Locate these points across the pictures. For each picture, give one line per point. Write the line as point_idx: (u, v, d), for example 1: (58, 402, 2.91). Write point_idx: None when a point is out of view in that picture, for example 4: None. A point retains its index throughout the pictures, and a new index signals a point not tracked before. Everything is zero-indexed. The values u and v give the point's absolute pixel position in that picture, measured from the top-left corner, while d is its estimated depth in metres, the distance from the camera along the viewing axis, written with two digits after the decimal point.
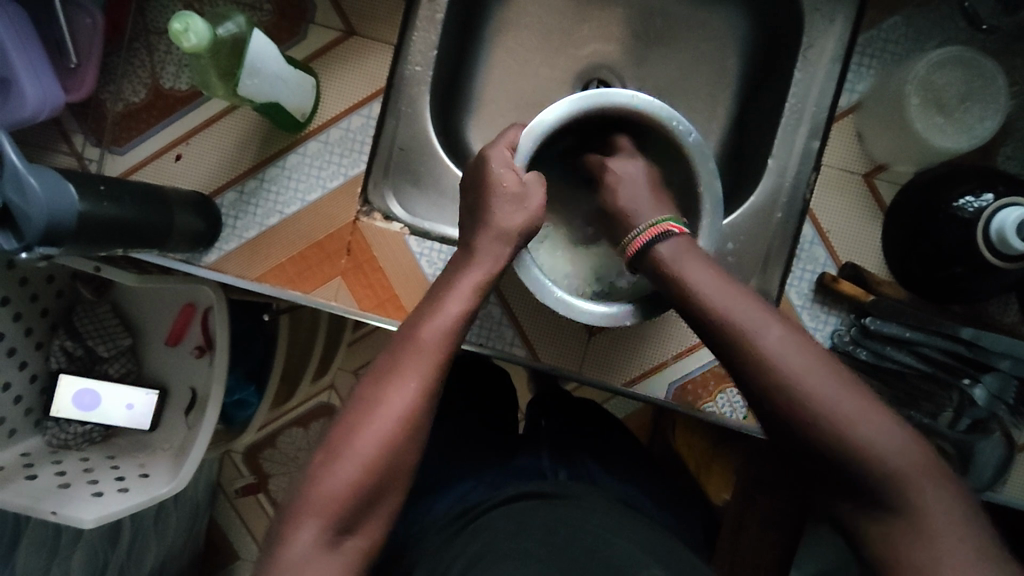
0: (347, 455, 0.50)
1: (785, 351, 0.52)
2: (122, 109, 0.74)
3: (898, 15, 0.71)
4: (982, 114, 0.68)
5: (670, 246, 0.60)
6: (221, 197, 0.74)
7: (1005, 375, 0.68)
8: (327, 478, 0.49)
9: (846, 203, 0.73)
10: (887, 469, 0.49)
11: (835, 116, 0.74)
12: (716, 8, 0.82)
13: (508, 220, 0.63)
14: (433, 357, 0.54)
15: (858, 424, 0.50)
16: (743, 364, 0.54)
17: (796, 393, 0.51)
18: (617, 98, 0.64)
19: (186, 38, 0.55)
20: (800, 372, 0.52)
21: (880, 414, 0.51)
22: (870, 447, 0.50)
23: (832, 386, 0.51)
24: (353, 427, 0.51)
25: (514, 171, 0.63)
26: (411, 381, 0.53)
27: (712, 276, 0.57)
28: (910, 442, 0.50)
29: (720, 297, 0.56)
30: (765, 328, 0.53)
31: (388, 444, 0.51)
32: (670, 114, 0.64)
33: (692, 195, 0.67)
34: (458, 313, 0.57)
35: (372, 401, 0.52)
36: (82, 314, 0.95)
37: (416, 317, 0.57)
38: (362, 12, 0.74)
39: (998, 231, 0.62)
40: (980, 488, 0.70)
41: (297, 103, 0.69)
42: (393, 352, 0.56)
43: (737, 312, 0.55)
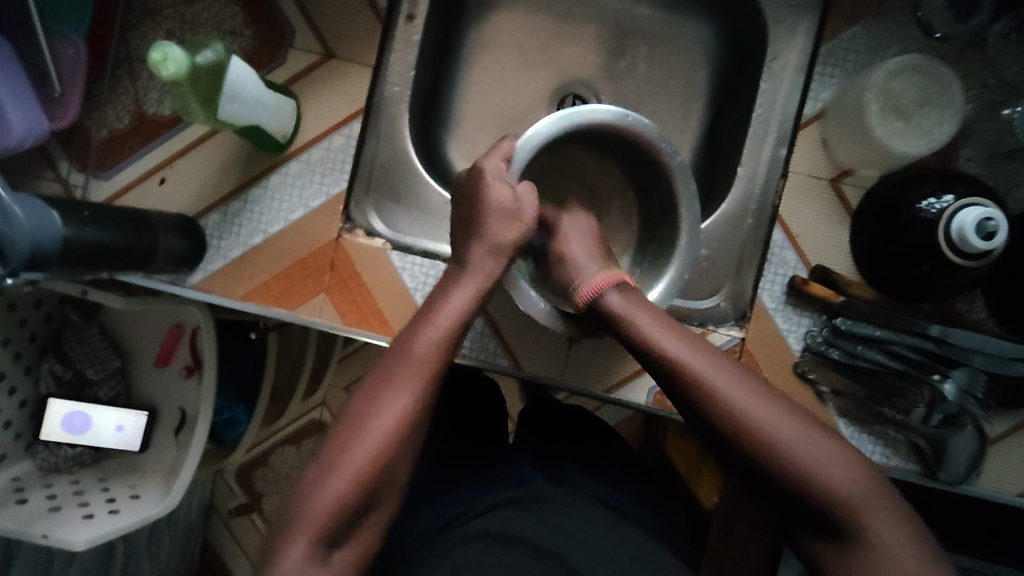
0: (330, 467, 0.51)
1: (739, 396, 0.51)
2: (105, 135, 0.75)
3: (858, 25, 0.74)
4: (940, 120, 0.70)
5: (617, 294, 0.60)
6: (206, 218, 0.76)
7: (975, 371, 0.71)
8: (316, 488, 0.50)
9: (814, 208, 0.75)
10: (847, 504, 0.49)
11: (800, 125, 0.76)
12: (686, 23, 0.85)
13: (485, 234, 0.64)
14: (416, 369, 0.55)
15: (814, 460, 0.50)
16: (699, 414, 0.53)
17: (754, 441, 0.50)
18: (597, 114, 0.66)
19: (165, 67, 0.57)
20: (757, 418, 0.51)
21: (839, 456, 0.50)
22: (828, 484, 0.49)
23: (787, 426, 0.50)
24: (345, 440, 0.52)
25: (507, 184, 0.65)
26: (395, 394, 0.54)
27: (660, 323, 0.57)
28: (868, 481, 0.50)
29: (670, 347, 0.55)
30: (716, 373, 0.53)
31: (380, 457, 0.52)
32: (655, 131, 0.66)
33: (672, 206, 0.69)
34: (442, 327, 0.58)
35: (364, 413, 0.53)
36: (72, 339, 0.96)
37: (409, 332, 0.59)
38: (340, 35, 0.76)
39: (959, 232, 0.63)
40: (954, 481, 0.72)
41: (278, 125, 0.71)
42: (378, 366, 0.57)
43: (689, 359, 0.54)
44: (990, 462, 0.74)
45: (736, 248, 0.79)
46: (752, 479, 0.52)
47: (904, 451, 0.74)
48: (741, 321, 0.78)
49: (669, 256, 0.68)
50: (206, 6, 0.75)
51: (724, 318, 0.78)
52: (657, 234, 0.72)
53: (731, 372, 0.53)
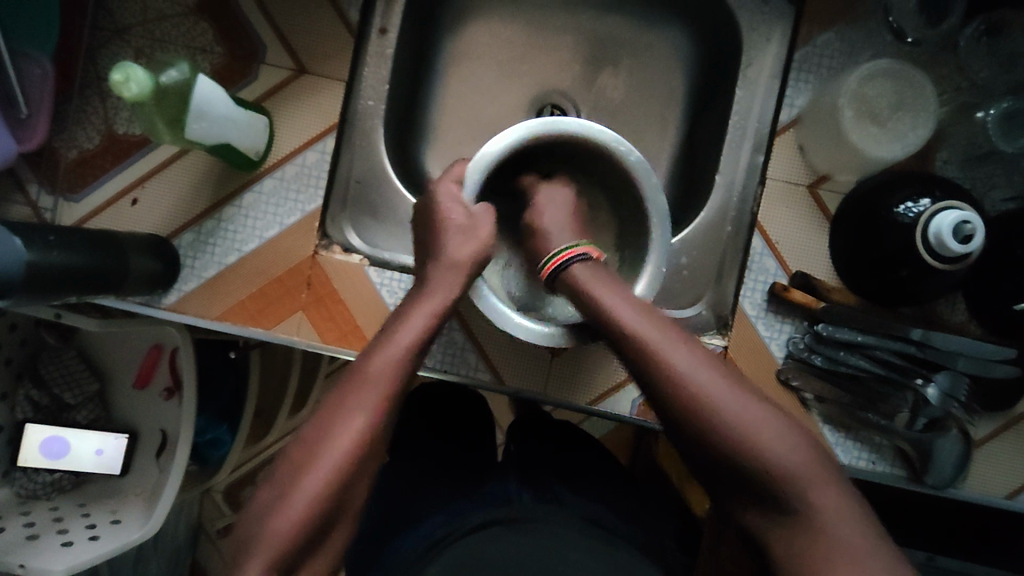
0: (292, 489, 0.50)
1: (692, 370, 0.53)
2: (76, 156, 0.74)
3: (832, 31, 0.73)
4: (914, 122, 0.69)
5: (583, 268, 0.61)
6: (179, 238, 0.75)
7: (956, 374, 0.71)
8: (271, 512, 0.49)
9: (793, 214, 0.74)
10: (782, 473, 0.50)
11: (776, 131, 0.75)
12: (662, 30, 0.84)
13: (457, 247, 0.63)
14: (377, 386, 0.55)
15: (757, 432, 0.51)
16: (647, 378, 0.54)
17: (697, 408, 0.52)
18: (557, 124, 0.65)
19: (127, 88, 0.56)
20: (700, 384, 0.52)
21: (776, 423, 0.51)
22: (766, 454, 0.50)
23: (736, 400, 0.52)
24: (303, 461, 0.51)
25: (460, 204, 0.65)
26: (353, 412, 0.53)
27: (623, 297, 0.58)
28: (803, 449, 0.51)
29: (624, 313, 0.56)
30: (673, 348, 0.54)
31: (337, 478, 0.51)
32: (612, 139, 0.65)
33: (642, 217, 0.68)
34: (404, 342, 0.58)
35: (323, 431, 0.52)
36: (49, 362, 0.95)
37: (368, 348, 0.58)
38: (312, 51, 0.75)
39: (936, 234, 0.63)
40: (941, 486, 0.71)
41: (250, 143, 0.70)
42: (338, 386, 0.56)
43: (646, 333, 0.55)
44: (976, 465, 0.73)
45: (715, 257, 0.79)
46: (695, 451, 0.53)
47: (890, 456, 0.73)
48: (723, 329, 0.77)
49: (642, 262, 0.67)
50: (175, 23, 0.74)
51: (707, 327, 0.78)
52: (631, 248, 0.71)
53: (687, 348, 0.55)
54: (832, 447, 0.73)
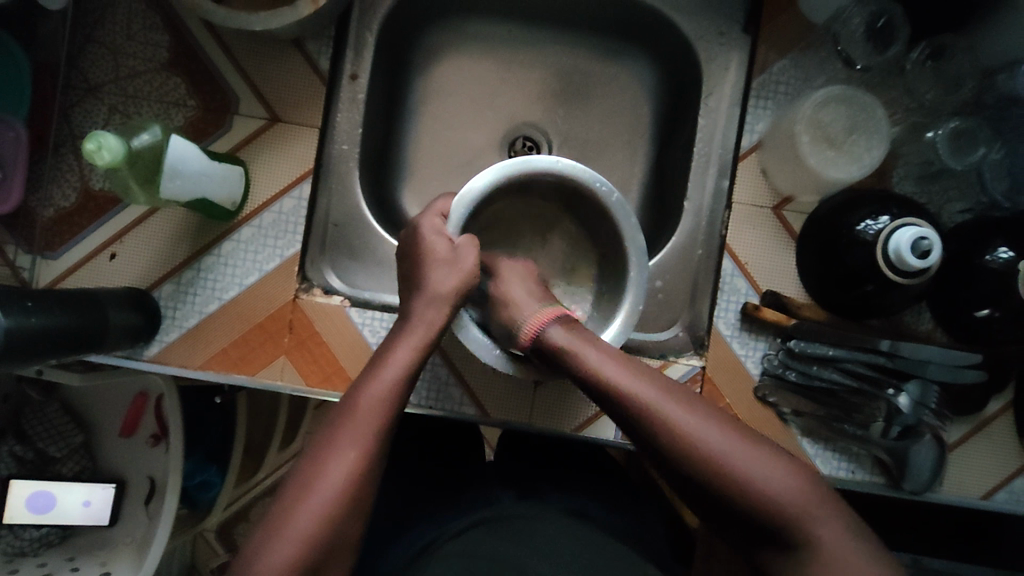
0: (281, 529, 0.49)
1: (676, 416, 0.53)
2: (53, 214, 0.74)
3: (786, 58, 0.76)
4: (868, 145, 0.72)
5: (558, 328, 0.62)
6: (159, 290, 0.76)
7: (926, 382, 0.72)
8: (257, 562, 0.48)
9: (760, 236, 0.77)
10: (788, 512, 0.49)
11: (739, 156, 0.78)
12: (626, 62, 0.86)
13: (444, 283, 0.63)
14: (365, 422, 0.55)
15: (751, 474, 0.50)
16: (641, 433, 0.54)
17: (691, 454, 0.52)
18: (533, 161, 0.66)
19: (100, 157, 0.56)
20: (690, 432, 0.52)
21: (767, 457, 0.51)
22: (762, 496, 0.50)
23: (724, 438, 0.52)
24: (291, 501, 0.51)
25: (444, 238, 0.66)
26: (342, 449, 0.53)
27: (595, 349, 0.59)
28: (798, 478, 0.51)
29: (608, 369, 0.57)
30: (654, 396, 0.54)
31: (326, 517, 0.50)
32: (587, 173, 0.67)
33: (619, 246, 0.69)
34: (389, 377, 0.58)
35: (313, 470, 0.52)
36: (31, 417, 0.94)
37: (355, 384, 0.58)
38: (284, 100, 0.76)
39: (896, 251, 0.65)
40: (918, 490, 0.74)
41: (226, 194, 0.71)
42: (325, 421, 0.56)
43: (631, 385, 0.55)
44: (951, 467, 0.76)
45: (689, 280, 0.81)
46: (694, 495, 0.53)
47: (869, 465, 0.76)
48: (700, 349, 0.79)
49: (622, 291, 0.68)
50: (148, 79, 0.75)
51: (683, 349, 0.80)
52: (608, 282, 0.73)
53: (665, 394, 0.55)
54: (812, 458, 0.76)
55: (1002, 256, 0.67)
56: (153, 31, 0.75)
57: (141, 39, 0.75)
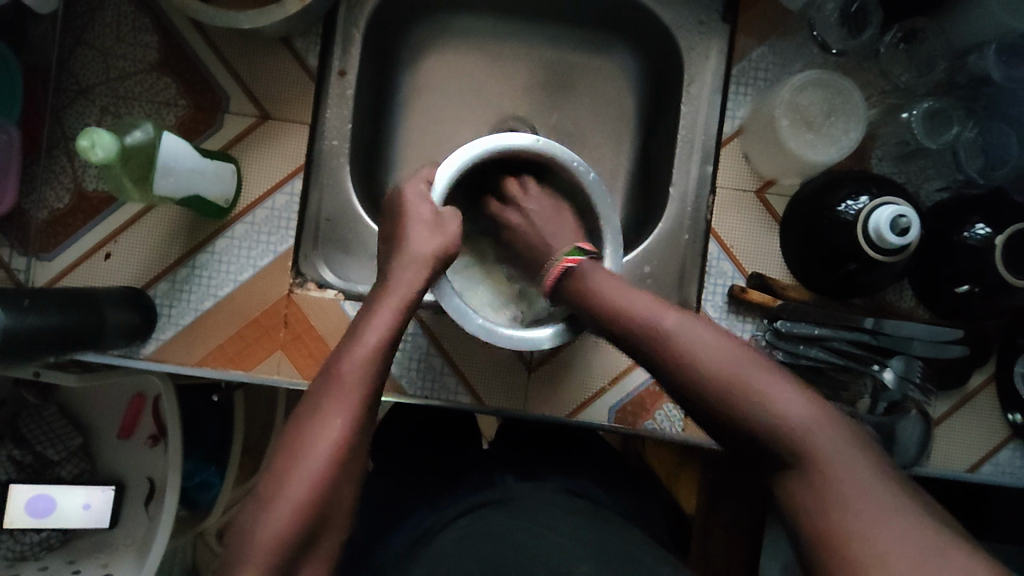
0: (271, 502, 0.50)
1: (691, 337, 0.56)
2: (47, 216, 0.75)
3: (764, 45, 0.78)
4: (846, 127, 0.74)
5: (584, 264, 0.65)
6: (154, 288, 0.76)
7: (910, 357, 0.75)
8: (250, 529, 0.50)
9: (744, 219, 0.78)
10: (785, 425, 0.51)
11: (722, 142, 0.80)
12: (609, 54, 0.88)
13: (426, 246, 0.65)
14: (349, 389, 0.56)
15: (760, 390, 0.52)
16: (650, 351, 0.58)
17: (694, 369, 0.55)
18: (521, 140, 0.68)
19: (94, 153, 0.57)
20: (697, 350, 0.55)
21: (771, 376, 0.53)
22: (772, 410, 0.52)
23: (727, 354, 0.55)
24: (280, 473, 0.52)
25: (428, 204, 0.67)
26: (330, 417, 0.54)
27: (616, 280, 0.63)
28: (799, 395, 0.52)
29: (625, 295, 0.60)
30: (672, 318, 0.57)
31: (316, 483, 0.51)
32: (565, 153, 0.68)
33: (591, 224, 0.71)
34: (371, 342, 0.58)
35: (301, 439, 0.53)
36: (29, 421, 0.95)
37: (337, 352, 0.58)
38: (273, 97, 0.77)
39: (876, 229, 0.67)
40: (907, 465, 0.75)
41: (219, 191, 0.72)
42: (311, 390, 0.57)
43: (640, 307, 0.59)
44: (938, 441, 0.78)
45: (677, 265, 0.82)
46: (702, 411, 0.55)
47: None
48: None
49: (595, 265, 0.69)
50: (139, 80, 0.76)
51: None
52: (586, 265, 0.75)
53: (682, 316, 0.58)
54: None
55: (980, 233, 0.69)
56: (143, 33, 0.76)
57: (132, 41, 0.76)
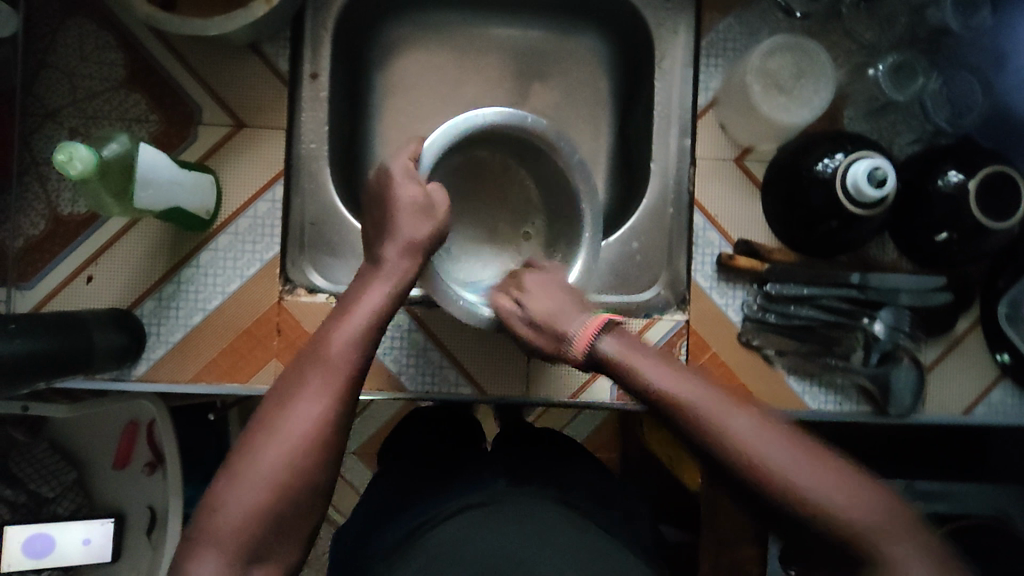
0: (242, 472, 0.53)
1: (744, 431, 0.54)
2: (23, 245, 0.74)
3: (730, 17, 0.79)
4: (815, 88, 0.75)
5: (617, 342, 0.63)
6: (140, 307, 0.75)
7: (898, 307, 0.77)
8: (222, 505, 0.52)
9: (726, 187, 0.79)
10: (853, 529, 0.51)
11: (697, 114, 0.80)
12: (579, 38, 0.88)
13: (417, 231, 0.64)
14: (330, 369, 0.57)
15: (830, 496, 0.51)
16: (705, 449, 0.55)
17: (753, 468, 0.53)
18: (503, 118, 0.67)
19: (72, 167, 0.56)
20: (753, 445, 0.54)
21: (830, 472, 0.52)
22: (835, 513, 0.51)
23: (783, 449, 0.53)
24: (252, 446, 0.54)
25: (415, 182, 0.65)
26: (309, 397, 0.55)
27: (659, 364, 0.60)
28: (860, 493, 0.52)
29: (668, 382, 0.58)
30: (725, 416, 0.55)
31: (289, 460, 0.53)
32: (557, 133, 0.70)
33: (575, 209, 0.73)
34: (358, 324, 0.59)
35: (276, 416, 0.55)
36: (20, 459, 0.92)
37: (324, 331, 0.60)
38: (246, 105, 0.77)
39: (854, 184, 0.68)
40: (902, 415, 0.78)
41: (199, 202, 0.71)
42: (297, 365, 0.58)
43: (689, 395, 0.57)
44: (931, 387, 0.79)
45: (664, 239, 0.83)
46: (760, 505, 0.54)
47: (854, 395, 0.79)
48: (682, 305, 0.82)
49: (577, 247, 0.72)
50: (107, 99, 0.75)
51: (666, 306, 0.82)
52: (563, 248, 0.75)
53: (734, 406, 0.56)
54: (800, 395, 0.79)
55: (953, 179, 0.71)
56: (107, 51, 0.75)
57: (96, 59, 0.75)
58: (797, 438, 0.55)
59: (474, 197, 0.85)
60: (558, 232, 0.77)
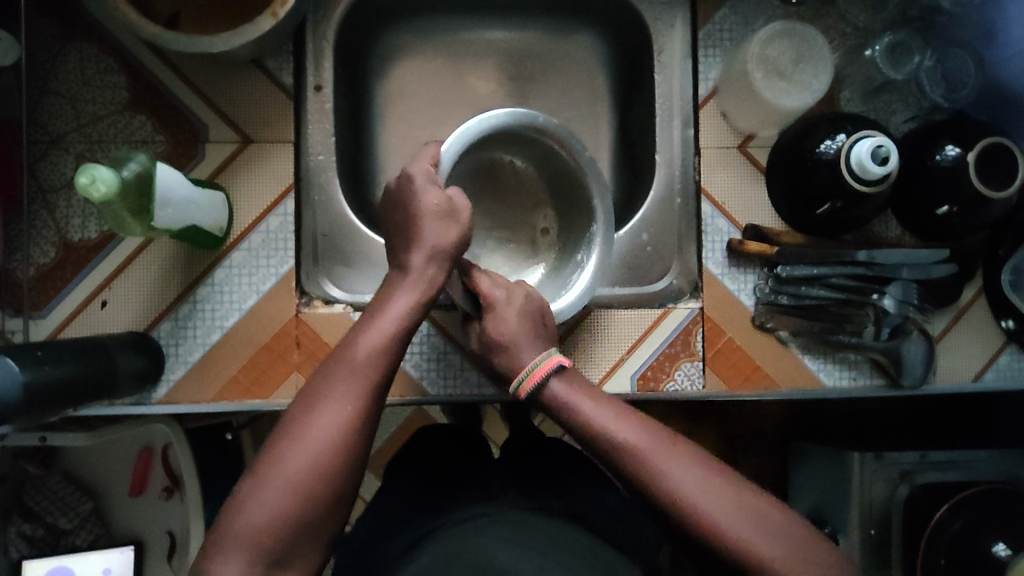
0: (267, 477, 0.51)
1: (677, 477, 0.54)
2: (35, 272, 0.73)
3: (725, 8, 0.81)
4: (815, 72, 0.78)
5: (561, 384, 0.61)
6: (157, 329, 0.75)
7: (905, 282, 0.79)
8: (245, 508, 0.50)
9: (731, 175, 0.81)
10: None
11: (699, 104, 0.82)
12: (576, 37, 0.90)
13: (443, 237, 0.64)
14: (354, 374, 0.56)
15: (755, 542, 0.52)
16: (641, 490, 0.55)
17: (685, 513, 0.53)
18: (518, 117, 0.68)
19: (95, 189, 0.55)
20: (686, 490, 0.53)
21: (758, 518, 0.53)
22: (757, 559, 0.52)
23: (715, 495, 0.53)
24: (276, 450, 0.52)
25: (437, 186, 0.65)
26: (334, 401, 0.54)
27: (608, 408, 0.59)
28: (783, 538, 0.52)
29: (610, 423, 0.57)
30: (662, 461, 0.54)
31: (315, 465, 0.52)
32: (567, 132, 0.71)
33: (588, 203, 0.74)
34: (386, 328, 0.59)
35: (300, 421, 0.53)
36: (35, 492, 0.91)
37: (351, 335, 0.59)
38: (253, 120, 0.77)
39: (858, 161, 0.70)
40: (916, 385, 0.79)
41: (213, 220, 0.71)
42: (321, 368, 0.57)
43: (628, 439, 0.56)
44: (942, 358, 0.81)
45: (674, 229, 0.85)
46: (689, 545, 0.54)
47: (868, 369, 0.80)
48: (695, 293, 0.83)
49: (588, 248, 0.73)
50: (111, 122, 0.74)
51: (680, 295, 0.84)
52: (575, 243, 0.77)
53: (680, 457, 0.55)
54: (817, 373, 0.80)
55: (950, 153, 0.73)
56: (109, 74, 0.74)
57: (99, 83, 0.74)
58: (730, 480, 0.55)
59: (484, 201, 0.86)
60: (570, 228, 0.79)
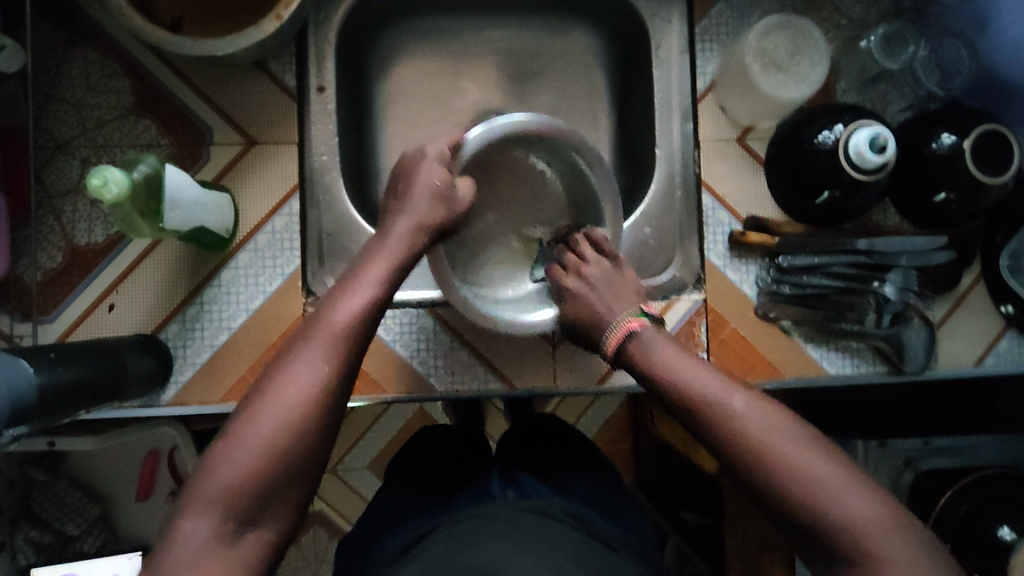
0: (241, 437, 0.51)
1: (749, 418, 0.53)
2: (43, 277, 0.73)
3: (721, 3, 0.83)
4: (812, 64, 0.79)
5: (638, 337, 0.63)
6: (165, 331, 0.75)
7: (905, 269, 0.80)
8: (217, 464, 0.50)
9: (731, 165, 0.83)
10: (850, 526, 0.49)
11: (698, 96, 0.84)
12: (574, 34, 0.90)
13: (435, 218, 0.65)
14: (332, 334, 0.56)
15: (832, 488, 0.50)
16: (710, 433, 0.55)
17: (757, 455, 0.52)
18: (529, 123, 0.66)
19: (107, 190, 0.56)
20: (758, 431, 0.53)
21: (834, 464, 0.51)
22: (832, 506, 0.49)
23: (787, 440, 0.52)
24: (249, 408, 0.52)
25: (441, 167, 0.67)
26: (309, 359, 0.54)
27: (682, 357, 0.60)
28: (860, 487, 0.50)
29: (683, 369, 0.58)
30: (734, 403, 0.54)
31: (290, 423, 0.52)
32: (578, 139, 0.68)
33: (594, 207, 0.71)
34: (363, 296, 0.59)
35: (277, 379, 0.53)
36: (43, 499, 0.91)
37: (329, 301, 0.59)
38: (257, 123, 0.77)
39: (856, 149, 0.71)
40: (919, 369, 0.80)
41: (220, 221, 0.72)
42: (300, 331, 0.57)
43: (699, 384, 0.56)
44: (942, 344, 0.83)
45: (676, 224, 0.85)
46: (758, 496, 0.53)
47: (869, 356, 0.81)
48: (698, 285, 0.84)
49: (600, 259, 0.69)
50: (116, 126, 0.75)
51: (683, 287, 0.84)
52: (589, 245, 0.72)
53: (753, 400, 0.55)
54: (818, 361, 0.82)
55: (947, 141, 0.74)
56: (113, 79, 0.75)
57: (103, 87, 0.75)
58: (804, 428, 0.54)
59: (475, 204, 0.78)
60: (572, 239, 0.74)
